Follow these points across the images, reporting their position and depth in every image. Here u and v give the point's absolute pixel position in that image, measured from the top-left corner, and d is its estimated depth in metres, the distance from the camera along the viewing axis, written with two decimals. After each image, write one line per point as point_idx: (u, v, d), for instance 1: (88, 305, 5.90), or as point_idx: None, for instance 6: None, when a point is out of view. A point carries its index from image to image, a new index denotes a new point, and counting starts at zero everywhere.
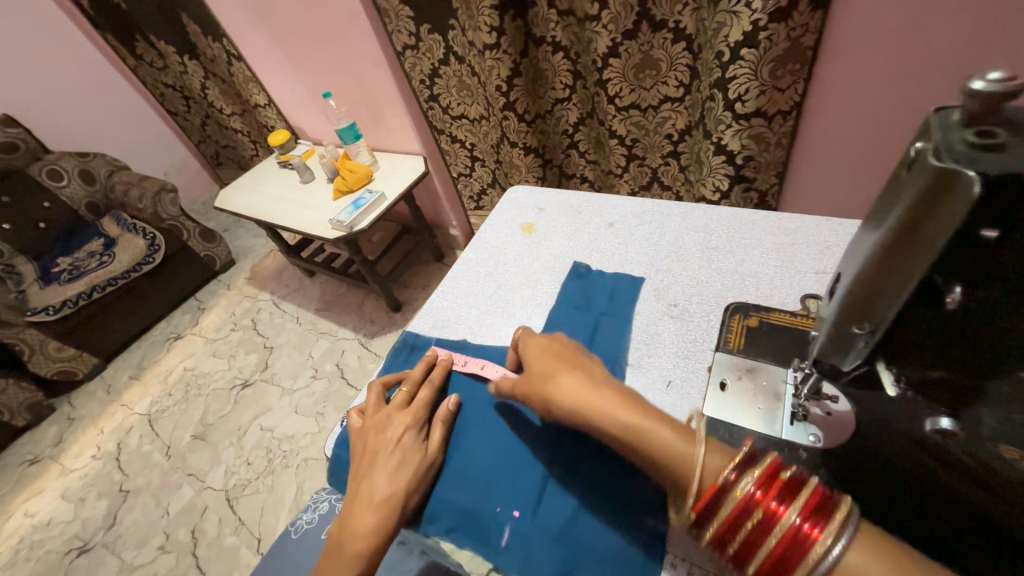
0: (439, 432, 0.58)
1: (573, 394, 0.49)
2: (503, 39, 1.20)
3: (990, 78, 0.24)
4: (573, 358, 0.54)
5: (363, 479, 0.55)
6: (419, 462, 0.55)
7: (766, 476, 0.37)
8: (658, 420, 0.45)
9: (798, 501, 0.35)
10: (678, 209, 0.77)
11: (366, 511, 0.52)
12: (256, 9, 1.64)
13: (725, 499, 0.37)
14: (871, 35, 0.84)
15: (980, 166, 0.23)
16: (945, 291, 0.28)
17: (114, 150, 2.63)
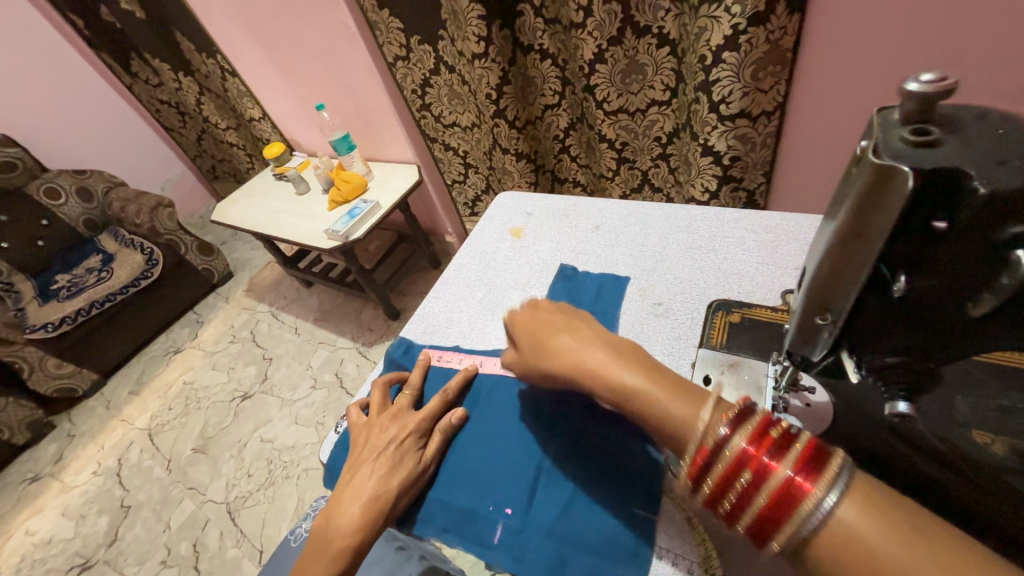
0: (437, 440, 0.59)
1: (565, 354, 0.50)
2: (491, 48, 1.22)
3: (922, 80, 0.26)
4: (568, 322, 0.54)
5: (355, 473, 0.56)
6: (412, 467, 0.56)
7: (757, 435, 0.36)
8: (650, 375, 0.44)
9: (790, 455, 0.34)
10: (663, 210, 0.79)
11: (353, 505, 0.53)
12: (249, 25, 1.67)
13: (716, 458, 0.37)
14: (848, 36, 0.86)
15: (911, 162, 0.25)
16: (891, 279, 0.30)
17: (111, 167, 2.66)
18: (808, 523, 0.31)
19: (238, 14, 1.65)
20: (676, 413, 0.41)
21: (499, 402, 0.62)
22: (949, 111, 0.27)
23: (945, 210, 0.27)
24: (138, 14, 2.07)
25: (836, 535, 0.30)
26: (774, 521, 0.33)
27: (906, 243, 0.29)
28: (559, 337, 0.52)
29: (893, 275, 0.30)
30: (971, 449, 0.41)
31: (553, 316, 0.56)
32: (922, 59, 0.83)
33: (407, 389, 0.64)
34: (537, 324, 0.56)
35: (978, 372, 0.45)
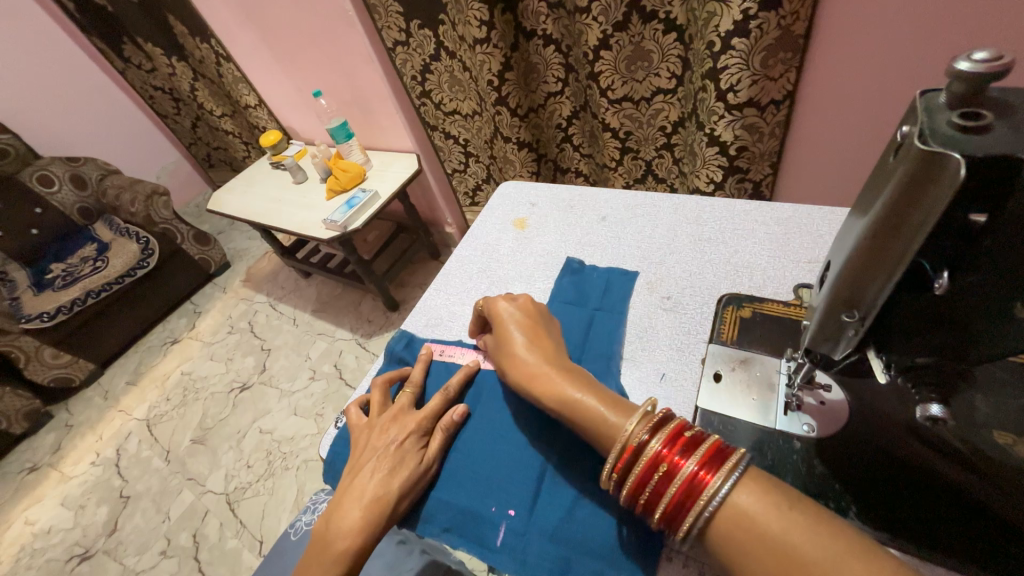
0: (439, 438, 0.57)
1: (521, 362, 0.54)
2: (493, 33, 1.19)
3: (976, 58, 0.23)
4: (532, 328, 0.58)
5: (356, 476, 0.55)
6: (414, 467, 0.55)
7: (673, 435, 0.42)
8: (590, 391, 0.49)
9: (697, 452, 0.39)
10: (670, 202, 0.77)
11: (353, 508, 0.53)
12: (243, 8, 1.62)
13: (636, 457, 0.42)
14: (861, 23, 0.83)
15: (965, 149, 0.23)
16: (933, 275, 0.28)
17: (105, 154, 2.62)
18: (709, 508, 0.37)
19: None
20: (606, 426, 0.45)
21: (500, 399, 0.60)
22: (998, 93, 0.25)
23: (989, 203, 0.25)
24: None
25: (730, 515, 0.37)
26: (682, 508, 0.39)
27: (946, 238, 0.27)
28: (519, 344, 0.56)
29: (936, 273, 0.28)
30: (993, 450, 0.40)
31: (520, 319, 0.60)
32: (939, 45, 0.80)
33: (407, 387, 0.63)
34: (503, 327, 0.59)
35: (1000, 371, 0.43)
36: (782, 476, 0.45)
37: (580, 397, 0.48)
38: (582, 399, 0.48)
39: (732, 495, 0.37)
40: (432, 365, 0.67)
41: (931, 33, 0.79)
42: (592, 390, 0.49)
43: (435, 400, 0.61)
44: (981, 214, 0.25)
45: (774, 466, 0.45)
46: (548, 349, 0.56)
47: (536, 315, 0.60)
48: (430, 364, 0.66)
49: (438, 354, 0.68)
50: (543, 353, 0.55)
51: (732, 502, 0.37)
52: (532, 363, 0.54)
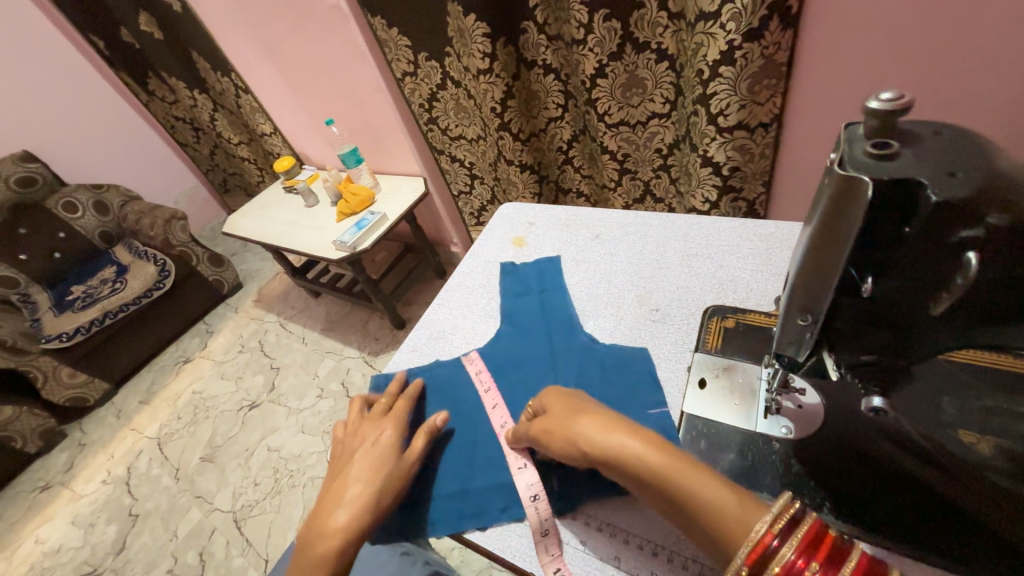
0: (423, 440, 0.57)
1: (605, 437, 0.45)
2: (496, 64, 1.26)
3: (883, 97, 0.28)
4: (594, 404, 0.51)
5: (340, 480, 0.55)
6: (396, 464, 0.55)
7: (809, 542, 0.36)
8: (693, 463, 0.41)
9: (845, 573, 0.34)
10: (661, 220, 0.81)
11: (336, 511, 0.52)
12: (262, 45, 1.74)
13: (769, 562, 0.35)
14: (839, 52, 0.89)
15: (874, 173, 0.27)
16: (859, 280, 0.32)
17: (127, 181, 2.74)
18: None
19: (253, 34, 1.72)
20: (725, 513, 0.38)
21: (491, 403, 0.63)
22: (911, 125, 0.30)
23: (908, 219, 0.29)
24: (156, 35, 2.15)
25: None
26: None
27: (875, 248, 0.31)
28: (594, 417, 0.47)
29: (862, 277, 0.32)
30: (959, 448, 0.43)
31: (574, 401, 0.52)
32: (916, 71, 0.85)
33: (382, 397, 0.65)
34: (567, 401, 0.51)
35: (964, 375, 0.46)
36: (761, 477, 0.47)
37: (688, 469, 0.41)
38: (687, 474, 0.40)
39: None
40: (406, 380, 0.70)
41: (907, 60, 0.84)
42: (691, 459, 0.42)
43: (406, 406, 0.63)
44: (898, 230, 0.30)
45: (755, 467, 0.48)
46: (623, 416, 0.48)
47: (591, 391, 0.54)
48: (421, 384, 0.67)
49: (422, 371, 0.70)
50: (624, 424, 0.46)
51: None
52: (620, 438, 0.44)
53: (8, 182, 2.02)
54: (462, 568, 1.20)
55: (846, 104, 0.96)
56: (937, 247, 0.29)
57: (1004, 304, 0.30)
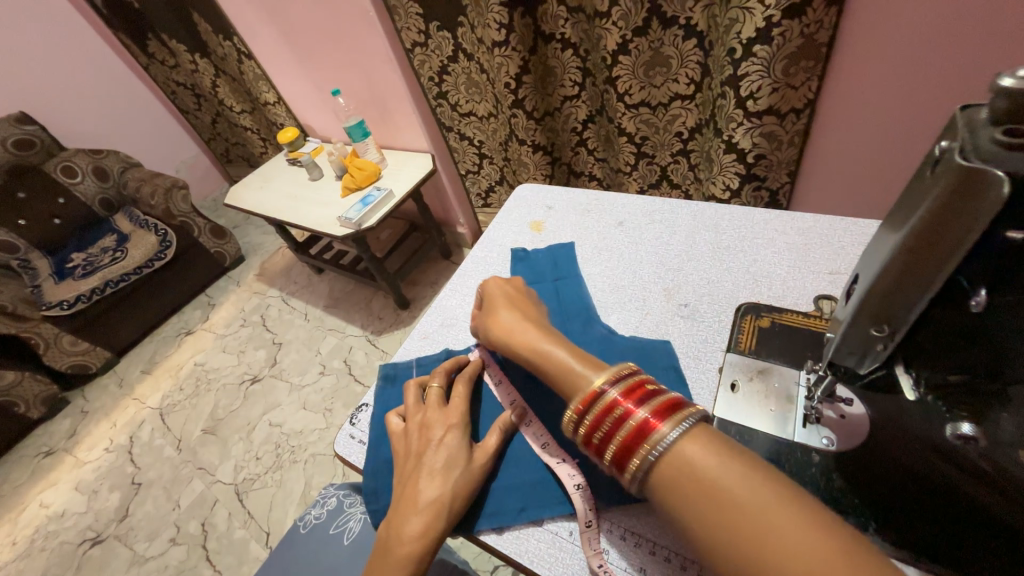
0: (496, 438, 0.54)
1: (502, 323, 0.56)
2: (512, 36, 1.20)
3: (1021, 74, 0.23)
4: (517, 301, 0.61)
5: (409, 481, 0.50)
6: (472, 464, 0.52)
7: (633, 388, 0.42)
8: (563, 342, 0.50)
9: (651, 403, 0.40)
10: (690, 209, 0.76)
11: (411, 515, 0.48)
12: (265, 7, 1.65)
13: (593, 402, 0.43)
14: (886, 34, 0.82)
15: (1009, 166, 0.23)
16: (970, 292, 0.28)
17: (126, 148, 2.67)
18: (651, 452, 0.37)
19: None
20: (565, 368, 0.47)
21: (507, 398, 0.60)
22: None
23: None
24: None
25: (675, 461, 0.36)
26: (630, 454, 0.39)
27: (983, 253, 0.26)
28: (503, 311, 0.58)
29: (973, 288, 0.27)
30: None
31: (513, 294, 0.63)
32: (971, 58, 0.79)
33: (442, 383, 0.60)
34: (494, 297, 0.62)
35: None
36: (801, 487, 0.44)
37: (551, 347, 0.50)
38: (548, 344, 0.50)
39: (684, 449, 0.36)
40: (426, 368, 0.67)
41: (967, 44, 0.78)
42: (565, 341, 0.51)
43: (466, 392, 0.58)
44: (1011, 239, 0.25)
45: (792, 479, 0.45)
46: (532, 316, 0.58)
47: (526, 292, 0.64)
48: (461, 365, 0.63)
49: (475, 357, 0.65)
50: (524, 317, 0.57)
51: (684, 454, 0.36)
52: (513, 326, 0.56)
53: (6, 144, 1.96)
54: (462, 551, 1.20)
55: (890, 91, 0.89)
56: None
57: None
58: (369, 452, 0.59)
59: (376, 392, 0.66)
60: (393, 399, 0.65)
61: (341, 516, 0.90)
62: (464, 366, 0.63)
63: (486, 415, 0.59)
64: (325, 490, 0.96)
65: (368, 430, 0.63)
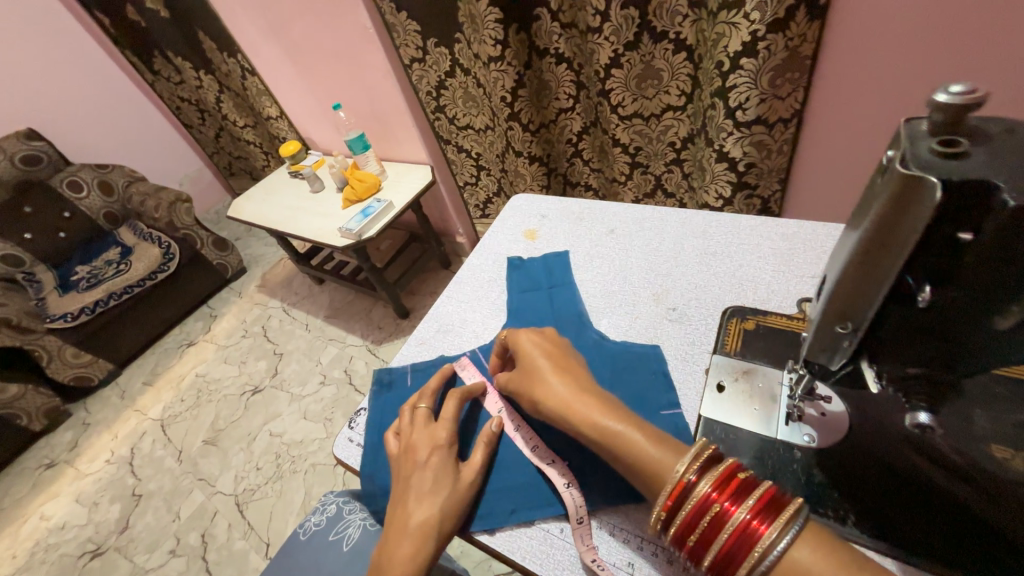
0: (481, 454, 0.54)
1: (559, 398, 0.50)
2: (508, 51, 1.23)
3: (953, 90, 0.25)
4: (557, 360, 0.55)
5: (398, 505, 0.52)
6: (458, 484, 0.53)
7: (724, 479, 0.40)
8: (634, 423, 0.46)
9: (749, 500, 0.38)
10: (678, 216, 0.79)
11: (402, 539, 0.49)
12: (268, 26, 1.70)
13: (685, 499, 0.40)
14: (867, 46, 0.85)
15: (943, 174, 0.25)
16: (915, 289, 0.30)
17: (131, 162, 2.72)
18: (760, 563, 0.35)
19: (259, 14, 1.68)
20: (655, 465, 0.43)
21: (496, 407, 0.61)
22: (978, 121, 0.27)
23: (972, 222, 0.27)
24: (162, 13, 2.11)
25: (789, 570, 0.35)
26: (731, 555, 0.37)
27: (931, 252, 0.28)
28: (551, 379, 0.52)
29: (920, 287, 0.30)
30: (991, 465, 0.41)
31: (550, 351, 0.56)
32: (948, 69, 0.82)
33: (428, 402, 0.60)
34: (533, 360, 0.55)
35: (996, 387, 0.45)
36: (783, 483, 0.46)
37: (623, 431, 0.46)
38: (627, 432, 0.45)
39: (792, 553, 0.35)
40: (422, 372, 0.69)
41: (943, 56, 0.81)
42: (633, 421, 0.47)
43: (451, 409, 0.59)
44: (950, 246, 0.27)
45: (775, 477, 0.46)
46: (583, 379, 0.53)
47: (563, 347, 0.57)
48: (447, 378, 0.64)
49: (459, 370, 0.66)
50: (579, 387, 0.51)
51: (791, 558, 0.35)
52: (569, 400, 0.50)
53: (13, 160, 2.01)
54: (461, 560, 1.20)
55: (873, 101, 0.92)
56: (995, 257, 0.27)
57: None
58: (367, 455, 0.61)
59: (373, 399, 0.68)
60: (389, 404, 0.66)
61: (340, 523, 0.90)
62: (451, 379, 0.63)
63: (473, 429, 0.60)
64: (324, 497, 0.97)
65: (365, 435, 0.64)
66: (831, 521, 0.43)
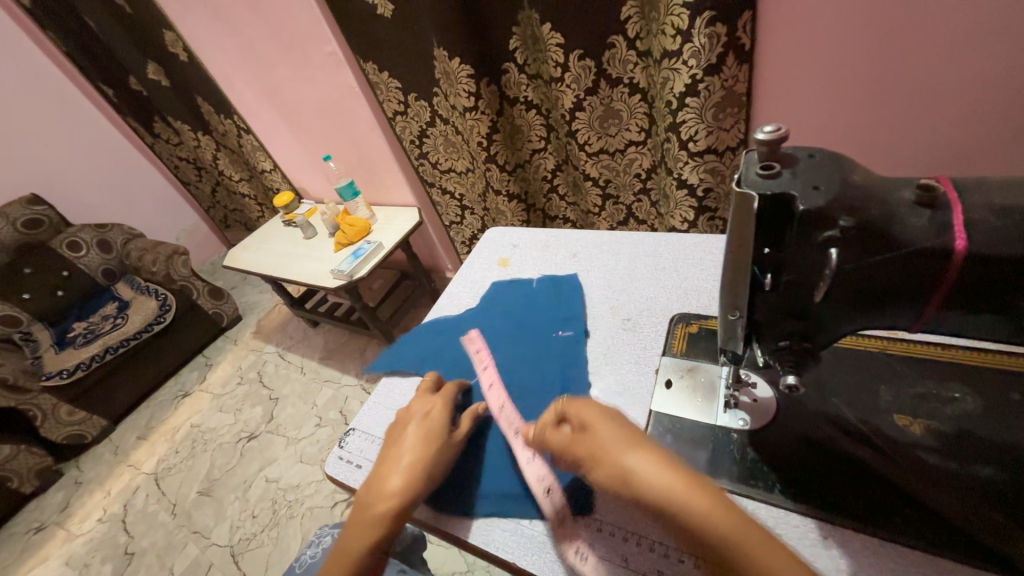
0: (468, 423, 0.61)
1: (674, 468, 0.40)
2: (480, 102, 1.38)
3: (765, 132, 0.35)
4: (637, 429, 0.44)
5: (395, 445, 0.56)
6: (449, 439, 0.58)
7: None
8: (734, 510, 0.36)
9: None
10: (633, 238, 0.88)
11: (393, 474, 0.53)
12: (263, 90, 1.86)
13: None
14: (794, 80, 0.95)
15: (759, 189, 0.35)
16: (761, 277, 0.40)
17: (132, 220, 2.84)
18: None
19: (254, 80, 1.84)
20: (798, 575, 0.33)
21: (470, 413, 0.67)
22: (790, 151, 0.37)
23: (782, 224, 0.36)
24: (164, 83, 2.29)
25: None
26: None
27: (766, 244, 0.38)
28: (632, 450, 0.41)
29: (763, 273, 0.40)
30: (893, 431, 0.47)
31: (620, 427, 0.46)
32: (863, 96, 0.92)
33: (434, 379, 0.67)
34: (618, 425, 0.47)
35: (899, 364, 0.51)
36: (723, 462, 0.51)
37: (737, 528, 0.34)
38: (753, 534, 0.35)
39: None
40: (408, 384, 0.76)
41: (859, 85, 0.91)
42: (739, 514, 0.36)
43: (455, 390, 0.66)
44: (771, 239, 0.37)
45: (715, 457, 0.52)
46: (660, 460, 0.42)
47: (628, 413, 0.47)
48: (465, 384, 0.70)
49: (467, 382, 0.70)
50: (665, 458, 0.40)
51: None
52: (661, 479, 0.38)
53: (15, 225, 2.10)
54: None
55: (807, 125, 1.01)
56: (808, 249, 0.36)
57: (872, 291, 0.37)
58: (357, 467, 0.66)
59: (361, 418, 0.73)
60: (378, 420, 0.72)
61: None
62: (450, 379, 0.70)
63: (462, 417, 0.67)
64: (319, 530, 0.99)
65: (354, 449, 0.69)
66: (761, 490, 0.48)
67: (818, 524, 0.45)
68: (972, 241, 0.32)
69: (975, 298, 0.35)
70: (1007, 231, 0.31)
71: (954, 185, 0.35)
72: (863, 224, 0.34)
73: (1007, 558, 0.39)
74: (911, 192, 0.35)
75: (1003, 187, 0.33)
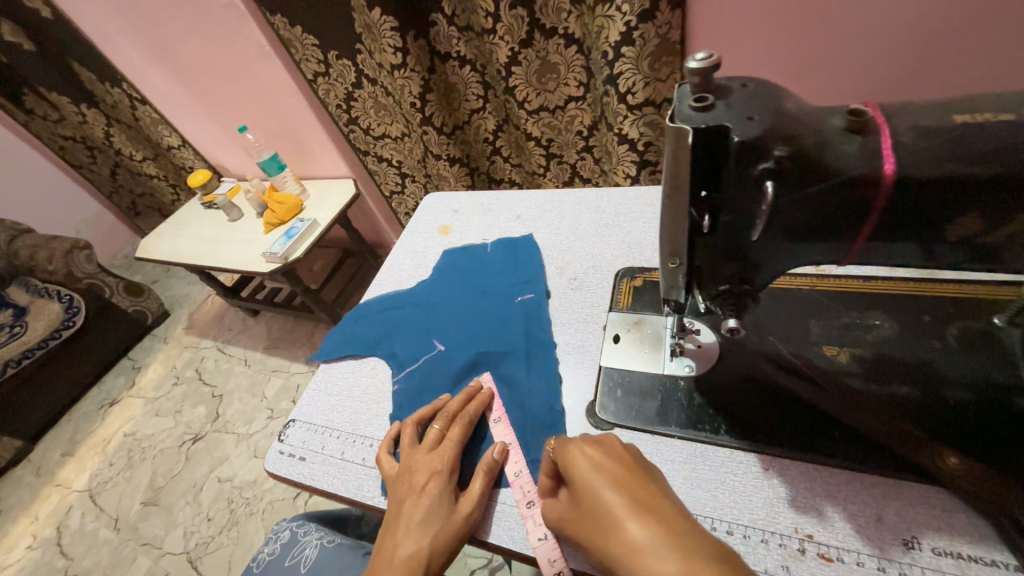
0: (480, 483, 0.51)
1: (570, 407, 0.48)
2: (409, 58, 1.25)
3: (696, 61, 0.33)
4: None
5: (390, 532, 0.50)
6: (451, 517, 0.49)
7: None
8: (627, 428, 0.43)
9: None
10: (576, 195, 0.85)
11: (388, 570, 0.47)
12: (153, 49, 1.60)
13: None
14: (730, 24, 0.93)
15: (693, 124, 0.33)
16: (700, 219, 0.38)
17: (14, 213, 2.45)
18: None
19: (141, 39, 1.58)
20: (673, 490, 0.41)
21: (419, 387, 0.64)
22: (724, 81, 0.35)
23: (719, 161, 0.34)
24: (27, 47, 1.91)
25: None
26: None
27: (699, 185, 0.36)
28: None
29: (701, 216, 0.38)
30: (823, 360, 0.49)
31: None
32: (794, 37, 0.92)
33: (434, 422, 0.57)
34: None
35: (827, 299, 0.53)
36: (671, 410, 0.52)
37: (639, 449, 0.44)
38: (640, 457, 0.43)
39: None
40: (353, 364, 0.71)
41: (790, 25, 0.90)
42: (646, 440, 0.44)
43: (460, 434, 0.55)
44: (709, 181, 0.36)
45: (664, 406, 0.52)
46: None
47: None
48: (471, 397, 0.60)
49: (486, 388, 0.61)
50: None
51: None
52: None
53: None
54: None
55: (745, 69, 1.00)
56: (744, 186, 0.35)
57: (804, 224, 0.37)
58: (304, 458, 0.62)
59: (302, 407, 0.68)
60: (321, 406, 0.67)
61: (295, 547, 0.86)
62: (456, 403, 0.58)
63: (476, 451, 0.57)
64: (277, 525, 0.93)
65: (298, 441, 0.64)
66: (708, 433, 0.49)
67: (758, 457, 0.47)
68: (900, 164, 0.32)
69: (897, 224, 0.36)
70: (932, 152, 0.32)
71: (883, 109, 0.34)
72: (798, 152, 0.33)
73: (923, 468, 0.42)
74: (842, 119, 0.34)
75: (926, 110, 0.33)
